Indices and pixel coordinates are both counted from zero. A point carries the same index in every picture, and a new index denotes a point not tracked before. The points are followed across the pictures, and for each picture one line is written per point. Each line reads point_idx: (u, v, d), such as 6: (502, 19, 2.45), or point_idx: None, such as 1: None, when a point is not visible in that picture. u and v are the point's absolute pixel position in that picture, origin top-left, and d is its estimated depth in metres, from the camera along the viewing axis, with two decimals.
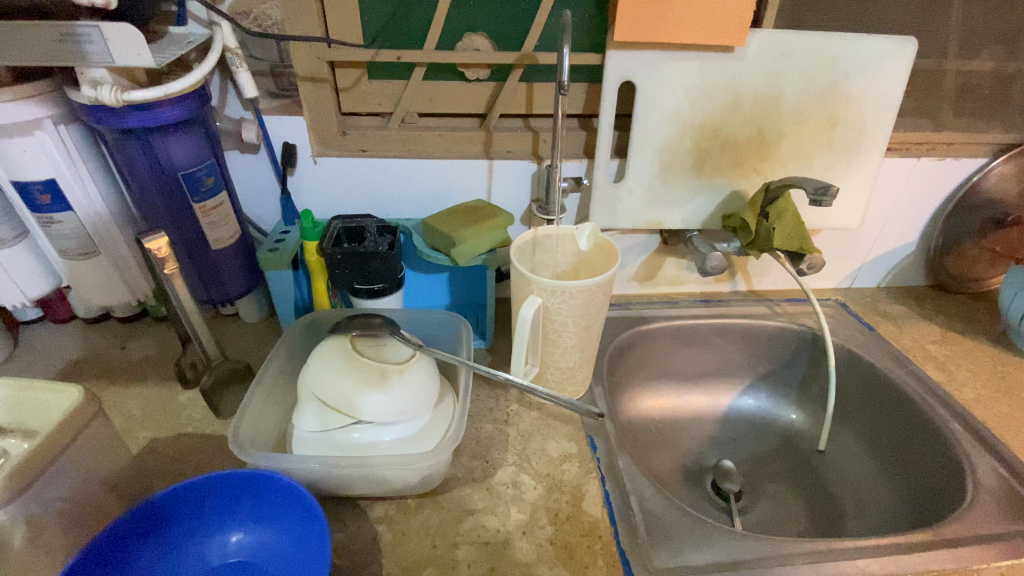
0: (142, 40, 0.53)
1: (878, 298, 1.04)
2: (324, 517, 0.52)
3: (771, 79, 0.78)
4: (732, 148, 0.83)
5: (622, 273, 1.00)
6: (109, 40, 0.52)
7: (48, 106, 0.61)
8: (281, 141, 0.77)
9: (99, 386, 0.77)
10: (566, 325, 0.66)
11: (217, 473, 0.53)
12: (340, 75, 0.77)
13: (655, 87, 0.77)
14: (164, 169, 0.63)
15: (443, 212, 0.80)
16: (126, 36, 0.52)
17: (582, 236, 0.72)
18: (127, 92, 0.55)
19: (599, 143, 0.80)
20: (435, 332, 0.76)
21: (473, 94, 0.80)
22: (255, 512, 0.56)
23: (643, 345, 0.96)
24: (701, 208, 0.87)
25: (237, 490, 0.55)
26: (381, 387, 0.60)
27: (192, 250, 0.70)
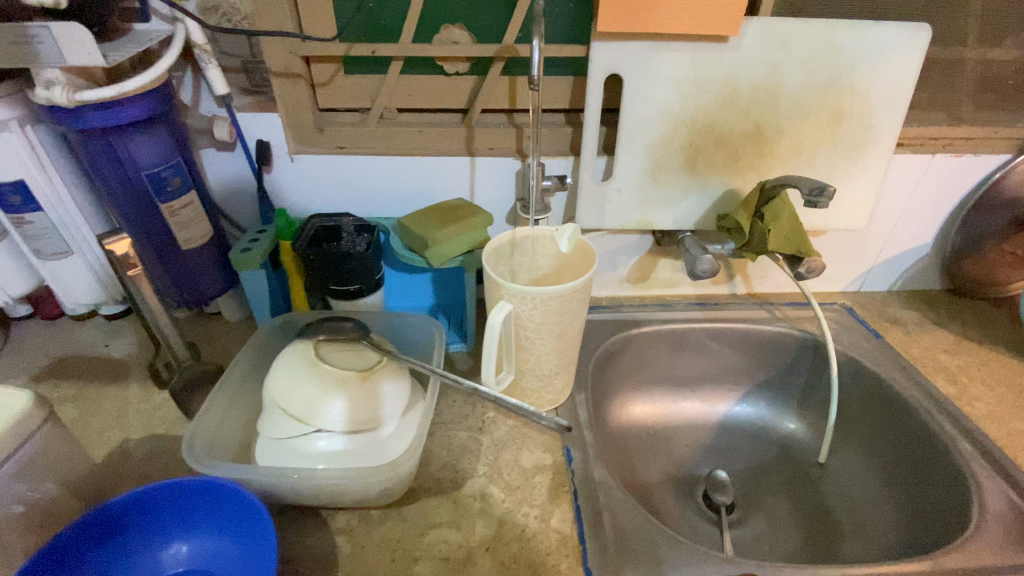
0: (93, 38, 0.52)
1: (888, 302, 0.98)
2: (274, 532, 0.50)
3: (769, 70, 0.73)
4: (728, 144, 0.78)
5: (614, 274, 0.96)
6: (59, 39, 0.51)
7: (13, 106, 0.60)
8: (256, 139, 0.75)
9: (79, 384, 0.78)
10: (540, 332, 0.63)
11: (169, 481, 0.52)
12: (315, 71, 0.74)
13: (644, 80, 0.73)
14: (128, 168, 0.62)
15: (421, 212, 0.77)
16: (76, 35, 0.51)
17: (562, 238, 0.69)
18: (80, 91, 0.54)
19: (585, 140, 0.77)
20: (410, 336, 0.74)
21: (453, 89, 0.77)
22: (211, 523, 0.55)
23: (634, 350, 0.92)
24: (694, 207, 0.83)
25: (192, 499, 0.53)
26: (344, 395, 0.59)
27: (161, 250, 0.69)
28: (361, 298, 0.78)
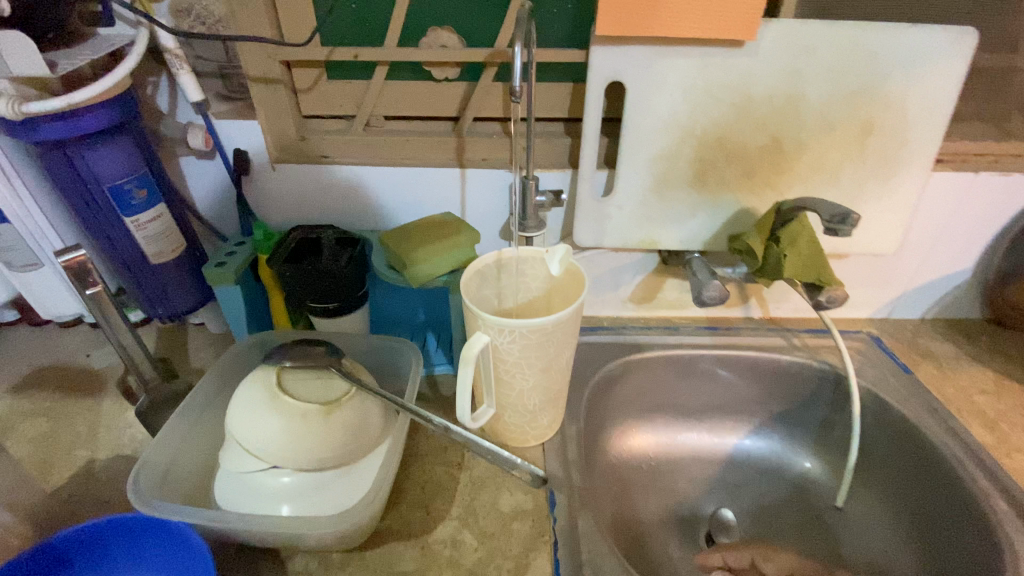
0: (34, 46, 0.49)
1: (919, 333, 0.89)
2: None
3: (790, 78, 0.66)
4: (742, 159, 0.71)
5: (617, 294, 0.90)
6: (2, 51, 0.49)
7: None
8: (234, 148, 0.71)
9: (54, 396, 0.75)
10: (520, 367, 0.58)
11: (114, 518, 0.49)
12: (297, 76, 0.70)
13: (647, 88, 0.67)
14: (90, 181, 0.59)
15: (405, 228, 0.73)
16: (16, 43, 0.49)
17: (553, 260, 0.64)
18: (25, 104, 0.50)
19: (583, 152, 0.71)
20: (386, 361, 0.70)
21: (443, 95, 0.72)
22: (162, 562, 0.51)
23: (636, 377, 0.86)
24: (703, 227, 0.76)
25: (142, 537, 0.50)
26: (305, 432, 0.54)
27: (130, 266, 0.66)
28: (341, 317, 0.73)
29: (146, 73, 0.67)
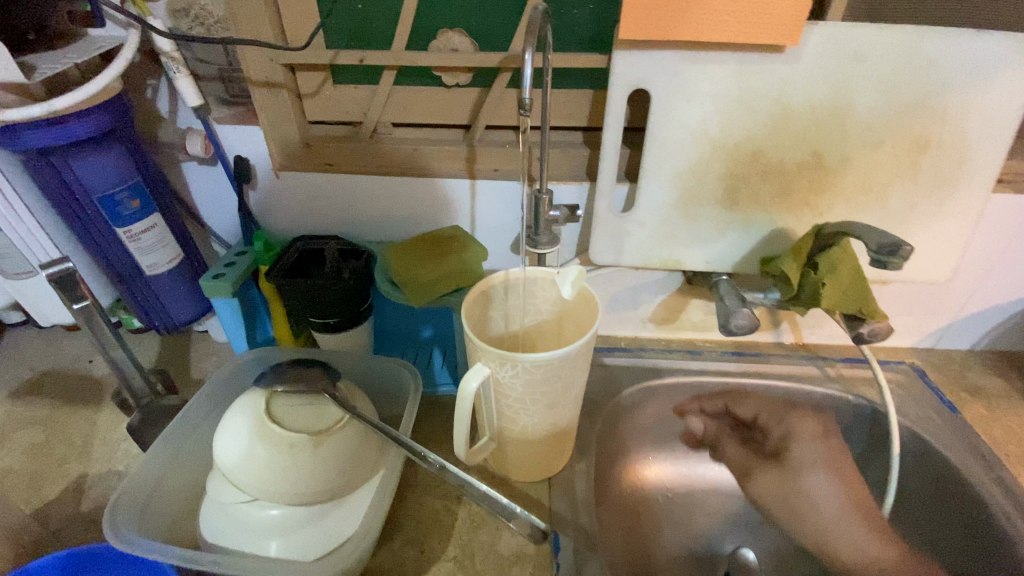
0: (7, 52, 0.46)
1: (968, 366, 0.82)
2: None
3: (835, 88, 0.59)
4: (778, 175, 0.65)
5: (636, 314, 0.84)
6: None
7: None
8: (235, 154, 0.69)
9: (53, 404, 0.74)
10: (525, 402, 0.53)
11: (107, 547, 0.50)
12: (301, 80, 0.67)
13: (675, 98, 0.61)
14: (79, 190, 0.56)
15: (410, 243, 0.69)
16: None
17: (564, 282, 0.59)
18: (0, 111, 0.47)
19: (603, 165, 0.65)
20: (386, 382, 0.66)
21: (454, 102, 0.68)
22: None
23: (654, 403, 0.80)
24: (733, 248, 0.70)
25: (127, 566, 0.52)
26: (290, 465, 0.51)
27: (123, 277, 0.63)
28: (342, 332, 0.70)
29: (144, 74, 0.64)
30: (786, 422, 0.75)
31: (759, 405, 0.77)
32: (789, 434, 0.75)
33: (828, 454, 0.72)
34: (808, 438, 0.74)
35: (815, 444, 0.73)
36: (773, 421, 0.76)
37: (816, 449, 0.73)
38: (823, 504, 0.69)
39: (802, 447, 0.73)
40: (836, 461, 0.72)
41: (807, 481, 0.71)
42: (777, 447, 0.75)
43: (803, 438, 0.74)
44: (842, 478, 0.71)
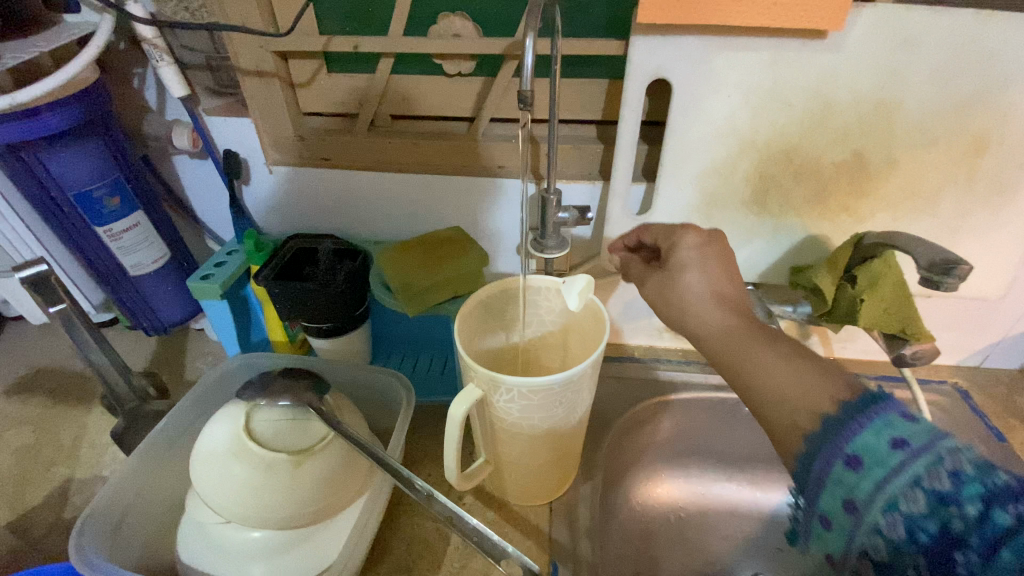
0: None
1: (1018, 389, 0.74)
2: None
3: (882, 79, 0.52)
4: (812, 177, 0.58)
5: (651, 322, 0.79)
6: None
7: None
8: (226, 148, 0.65)
9: (45, 403, 0.72)
10: (522, 425, 0.48)
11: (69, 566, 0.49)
12: (294, 68, 0.62)
13: (699, 89, 0.55)
14: (54, 188, 0.54)
15: (405, 245, 0.65)
16: None
17: (571, 292, 0.54)
18: None
19: (618, 163, 0.60)
20: (379, 394, 0.62)
21: (456, 93, 0.63)
22: None
23: (666, 419, 0.74)
24: (759, 255, 0.64)
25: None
26: (267, 487, 0.48)
27: (107, 277, 0.61)
28: (337, 337, 0.66)
29: (131, 63, 0.61)
30: (675, 238, 0.51)
31: (666, 233, 0.54)
32: (676, 234, 0.52)
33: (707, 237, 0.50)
34: (691, 233, 0.50)
35: (701, 239, 0.50)
36: (655, 230, 0.55)
37: (703, 242, 0.50)
38: (712, 319, 0.44)
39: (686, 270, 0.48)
40: (723, 249, 0.49)
41: (687, 280, 0.47)
42: (669, 249, 0.51)
43: (685, 235, 0.51)
44: (727, 276, 0.47)
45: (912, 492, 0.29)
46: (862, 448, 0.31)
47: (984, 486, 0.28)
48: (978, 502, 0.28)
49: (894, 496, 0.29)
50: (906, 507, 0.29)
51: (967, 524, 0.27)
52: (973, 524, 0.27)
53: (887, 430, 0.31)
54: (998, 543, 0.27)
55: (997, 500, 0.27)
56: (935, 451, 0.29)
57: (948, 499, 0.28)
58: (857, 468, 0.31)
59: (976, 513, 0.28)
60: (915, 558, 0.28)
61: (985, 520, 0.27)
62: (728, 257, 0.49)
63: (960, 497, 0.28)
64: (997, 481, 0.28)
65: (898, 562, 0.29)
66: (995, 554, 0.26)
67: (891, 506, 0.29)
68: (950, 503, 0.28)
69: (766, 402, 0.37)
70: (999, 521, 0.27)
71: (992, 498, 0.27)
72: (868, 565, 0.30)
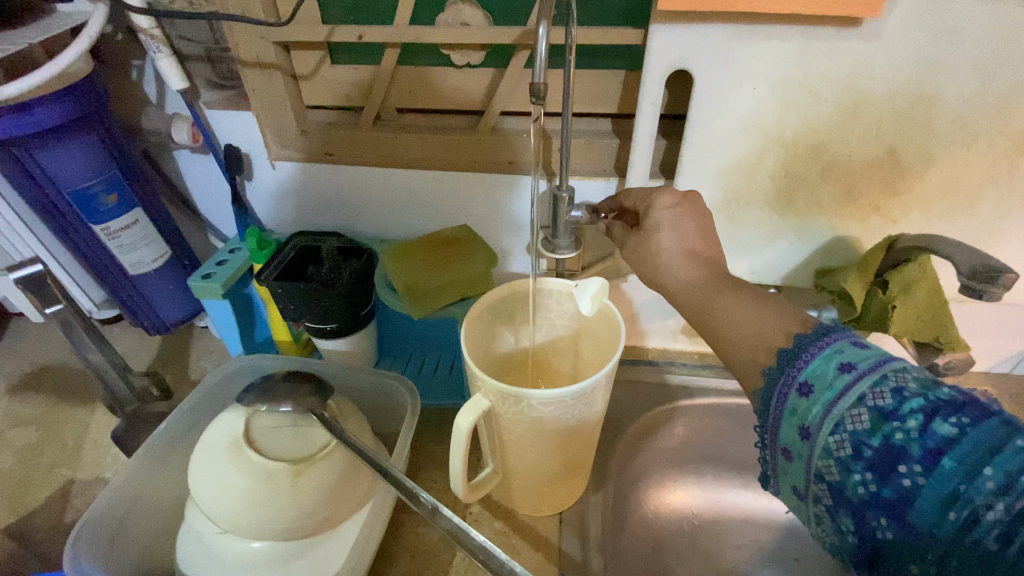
0: None
1: None
2: None
3: (921, 71, 0.49)
4: (841, 175, 0.55)
5: (666, 324, 0.76)
6: None
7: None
8: (227, 143, 0.63)
9: (48, 401, 0.71)
10: (531, 436, 0.46)
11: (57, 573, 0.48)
12: (296, 59, 0.60)
13: (722, 81, 0.51)
14: (49, 185, 0.52)
15: (411, 245, 0.63)
16: None
17: (583, 296, 0.51)
18: None
19: (634, 159, 0.57)
20: (383, 398, 0.60)
21: (465, 85, 0.60)
22: None
23: (680, 425, 0.71)
24: (782, 257, 0.61)
25: None
26: (268, 496, 0.46)
27: (106, 276, 0.59)
28: (341, 339, 0.64)
29: (129, 54, 0.59)
30: (650, 198, 0.49)
31: (642, 193, 0.51)
32: (651, 195, 0.50)
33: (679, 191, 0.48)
34: (666, 193, 0.49)
35: (675, 198, 0.48)
36: (629, 191, 0.53)
37: (678, 201, 0.48)
38: (687, 275, 0.45)
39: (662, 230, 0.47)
40: (699, 207, 0.48)
41: (662, 240, 0.47)
42: (644, 208, 0.50)
43: (660, 196, 0.49)
44: (700, 233, 0.47)
45: (855, 409, 0.32)
46: (812, 374, 0.34)
47: (926, 401, 0.30)
48: (919, 415, 0.30)
49: (841, 417, 0.32)
50: (851, 425, 0.32)
51: (909, 436, 0.30)
52: (915, 435, 0.29)
53: (836, 357, 0.34)
54: (937, 451, 0.29)
55: (936, 412, 0.30)
56: (879, 371, 0.32)
57: (888, 414, 0.31)
58: (810, 396, 0.34)
59: (916, 425, 0.30)
60: (863, 472, 0.31)
61: (926, 431, 0.29)
62: (705, 214, 0.48)
63: (901, 412, 0.30)
64: (936, 394, 0.30)
65: (849, 480, 0.32)
66: (935, 461, 0.28)
67: (838, 426, 0.32)
68: (892, 419, 0.31)
69: (729, 336, 0.41)
70: (938, 430, 0.29)
71: (934, 411, 0.30)
72: (826, 486, 0.33)
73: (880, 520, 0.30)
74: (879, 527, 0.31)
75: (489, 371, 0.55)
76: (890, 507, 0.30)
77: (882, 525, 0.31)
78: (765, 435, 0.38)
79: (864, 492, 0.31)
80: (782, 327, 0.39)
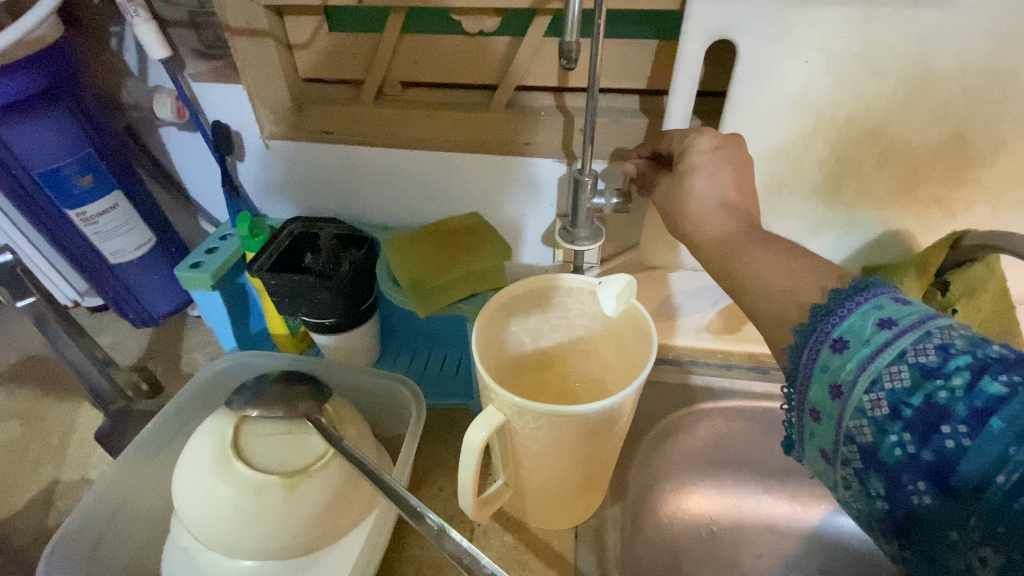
0: None
1: None
2: None
3: (1006, 42, 0.42)
4: (900, 162, 0.49)
5: (690, 321, 0.70)
6: None
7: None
8: (216, 119, 0.58)
9: (35, 394, 0.67)
10: (549, 449, 0.42)
11: None
12: (292, 27, 0.54)
13: (772, 54, 0.45)
14: (15, 165, 0.47)
15: (418, 235, 0.58)
16: None
17: (607, 295, 0.46)
18: None
19: (677, 98, 0.48)
20: (384, 400, 0.56)
21: (478, 55, 0.54)
22: None
23: (702, 429, 0.67)
24: (826, 252, 0.55)
25: None
26: (253, 508, 0.42)
27: (83, 265, 0.55)
28: (341, 334, 0.60)
29: (106, 20, 0.53)
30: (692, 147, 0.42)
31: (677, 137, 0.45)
32: (688, 136, 0.43)
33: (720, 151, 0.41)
34: (705, 135, 0.43)
35: (715, 140, 0.42)
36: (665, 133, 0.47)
37: (717, 145, 0.42)
38: (718, 228, 0.39)
39: (708, 191, 0.40)
40: (739, 152, 0.42)
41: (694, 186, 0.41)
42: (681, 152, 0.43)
43: (697, 138, 0.43)
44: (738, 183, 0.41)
45: (895, 365, 0.26)
46: (847, 328, 0.28)
47: (975, 357, 0.24)
48: (966, 373, 0.24)
49: (877, 374, 0.26)
50: (889, 382, 0.26)
51: (954, 395, 0.24)
52: (961, 394, 0.23)
53: (875, 311, 0.28)
54: (987, 412, 0.22)
55: (988, 371, 0.23)
56: (923, 327, 0.26)
57: (933, 372, 0.25)
58: (843, 351, 0.28)
59: (964, 384, 0.24)
60: (899, 433, 0.25)
61: (973, 389, 0.23)
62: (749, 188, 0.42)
63: (946, 368, 0.24)
64: (990, 352, 0.24)
65: (882, 443, 0.26)
66: (984, 422, 0.22)
67: (873, 382, 0.26)
68: (936, 376, 0.24)
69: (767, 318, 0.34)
70: (989, 389, 0.23)
71: (983, 369, 0.24)
72: (854, 451, 0.27)
73: (917, 488, 0.24)
74: (916, 495, 0.24)
75: (502, 373, 0.50)
76: (928, 475, 0.24)
77: (921, 494, 0.24)
78: (791, 396, 0.32)
79: (899, 456, 0.25)
80: (822, 287, 0.32)
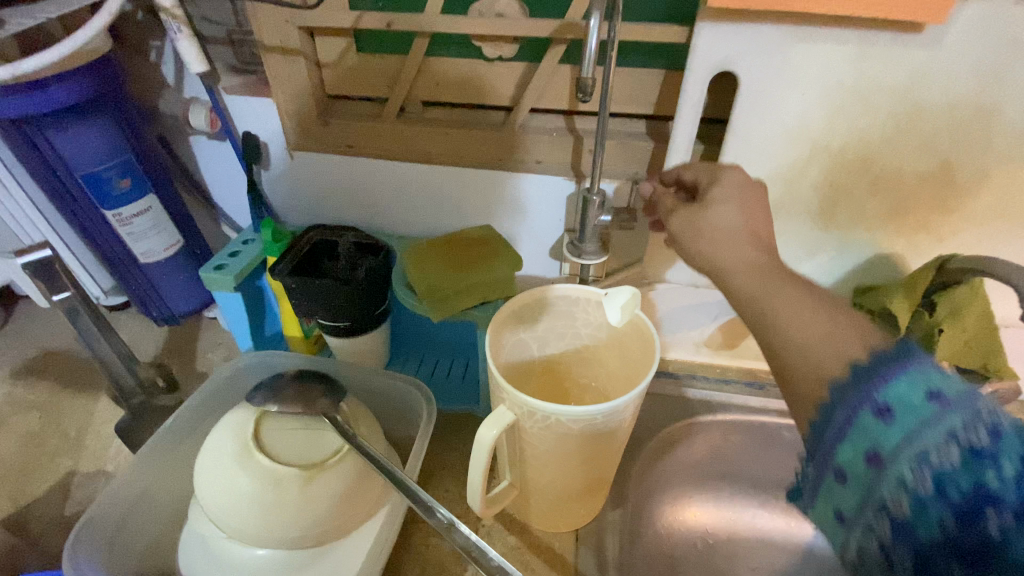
0: None
1: None
2: None
3: (986, 81, 0.45)
4: (891, 188, 0.52)
5: (690, 335, 0.73)
6: None
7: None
8: (245, 130, 0.61)
9: (54, 388, 0.70)
10: (555, 450, 0.44)
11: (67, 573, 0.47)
12: (322, 46, 0.58)
13: (770, 86, 0.48)
14: (61, 167, 0.50)
15: (432, 246, 0.61)
16: None
17: (613, 306, 0.49)
18: None
19: (681, 123, 0.52)
20: (394, 403, 0.58)
21: (495, 78, 0.57)
22: None
23: (700, 441, 0.69)
24: (821, 273, 0.58)
25: None
26: (270, 499, 0.43)
27: (116, 263, 0.58)
28: (354, 337, 0.62)
29: (149, 35, 0.57)
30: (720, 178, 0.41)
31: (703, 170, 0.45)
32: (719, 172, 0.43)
33: (744, 186, 0.40)
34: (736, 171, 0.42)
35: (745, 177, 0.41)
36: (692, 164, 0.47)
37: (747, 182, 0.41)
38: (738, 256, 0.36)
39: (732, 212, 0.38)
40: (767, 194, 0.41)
41: (718, 213, 0.38)
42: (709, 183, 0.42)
43: (729, 172, 0.42)
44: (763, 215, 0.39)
45: (942, 442, 0.21)
46: (896, 393, 0.23)
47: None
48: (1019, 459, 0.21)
49: (923, 449, 0.22)
50: (935, 462, 0.21)
51: (1004, 483, 0.20)
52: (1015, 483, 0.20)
53: (924, 376, 0.23)
54: None
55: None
56: (973, 397, 0.22)
57: (986, 455, 0.21)
58: (886, 420, 0.23)
59: (1016, 470, 0.20)
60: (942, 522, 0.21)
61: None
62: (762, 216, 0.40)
63: (1001, 451, 0.21)
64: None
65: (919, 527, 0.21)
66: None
67: (918, 458, 0.22)
68: (987, 458, 0.21)
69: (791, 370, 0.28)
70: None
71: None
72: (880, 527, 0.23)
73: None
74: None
75: (510, 379, 0.52)
76: (972, 567, 0.20)
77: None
78: (810, 461, 0.26)
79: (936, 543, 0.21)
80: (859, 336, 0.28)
